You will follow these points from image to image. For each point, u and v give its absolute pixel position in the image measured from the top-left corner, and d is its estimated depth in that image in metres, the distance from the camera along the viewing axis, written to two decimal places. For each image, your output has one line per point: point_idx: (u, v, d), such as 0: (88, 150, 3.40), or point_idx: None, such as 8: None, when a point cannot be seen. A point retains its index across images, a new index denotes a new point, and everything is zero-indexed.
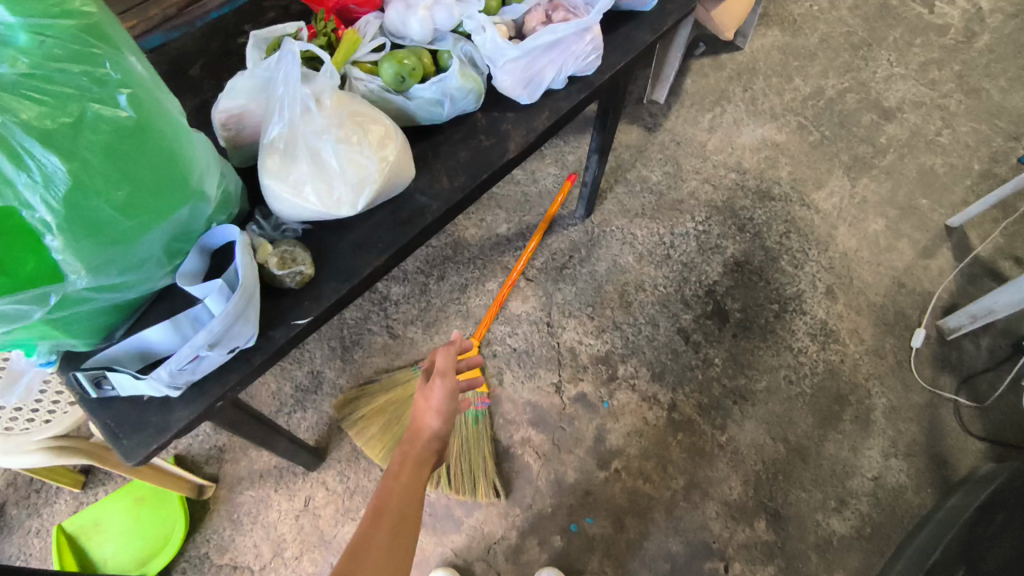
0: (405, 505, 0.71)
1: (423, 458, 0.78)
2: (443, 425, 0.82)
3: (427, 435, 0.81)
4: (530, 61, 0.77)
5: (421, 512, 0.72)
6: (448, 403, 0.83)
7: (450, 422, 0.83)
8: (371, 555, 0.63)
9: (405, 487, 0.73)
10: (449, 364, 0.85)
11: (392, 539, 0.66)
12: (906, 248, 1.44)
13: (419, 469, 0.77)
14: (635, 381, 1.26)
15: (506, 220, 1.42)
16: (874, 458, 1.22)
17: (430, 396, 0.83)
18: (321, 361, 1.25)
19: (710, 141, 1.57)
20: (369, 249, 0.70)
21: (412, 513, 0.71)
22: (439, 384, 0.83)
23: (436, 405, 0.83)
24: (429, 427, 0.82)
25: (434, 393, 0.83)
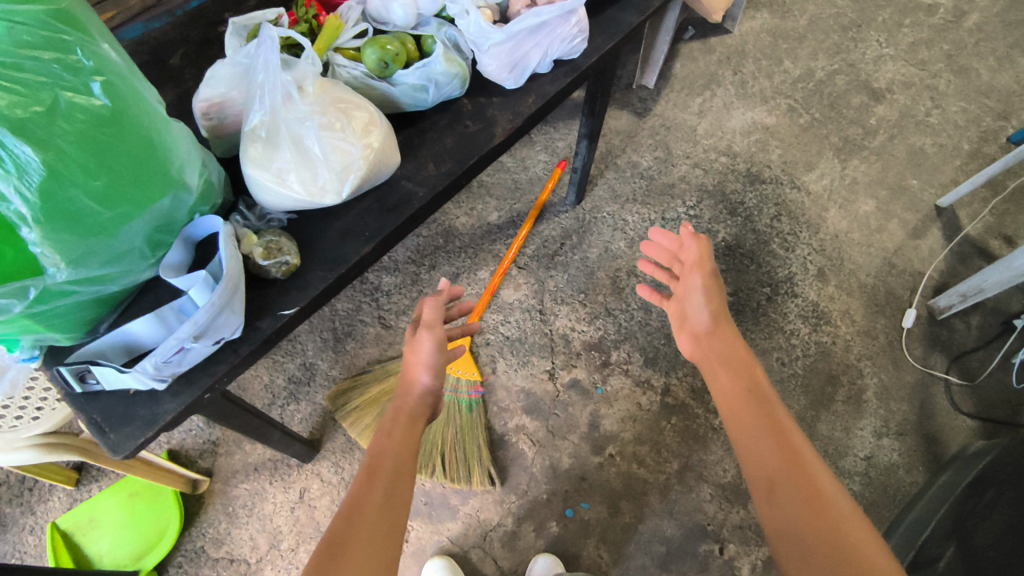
0: (398, 463, 0.71)
1: (415, 414, 0.79)
2: (434, 379, 0.82)
3: (418, 390, 0.81)
4: (515, 44, 0.76)
5: (415, 466, 0.72)
6: (438, 357, 0.83)
7: (441, 375, 0.84)
8: (366, 511, 0.64)
9: (398, 444, 0.73)
10: (436, 317, 0.86)
11: (387, 495, 0.66)
12: (896, 229, 1.45)
13: (411, 424, 0.77)
14: (629, 367, 1.27)
15: (497, 208, 1.42)
16: (866, 438, 1.23)
17: (420, 351, 0.83)
18: (314, 353, 1.25)
19: (700, 125, 1.57)
20: (356, 237, 0.69)
21: (406, 470, 0.71)
22: (427, 337, 0.83)
23: (425, 359, 0.83)
24: (420, 382, 0.82)
25: (423, 347, 0.83)
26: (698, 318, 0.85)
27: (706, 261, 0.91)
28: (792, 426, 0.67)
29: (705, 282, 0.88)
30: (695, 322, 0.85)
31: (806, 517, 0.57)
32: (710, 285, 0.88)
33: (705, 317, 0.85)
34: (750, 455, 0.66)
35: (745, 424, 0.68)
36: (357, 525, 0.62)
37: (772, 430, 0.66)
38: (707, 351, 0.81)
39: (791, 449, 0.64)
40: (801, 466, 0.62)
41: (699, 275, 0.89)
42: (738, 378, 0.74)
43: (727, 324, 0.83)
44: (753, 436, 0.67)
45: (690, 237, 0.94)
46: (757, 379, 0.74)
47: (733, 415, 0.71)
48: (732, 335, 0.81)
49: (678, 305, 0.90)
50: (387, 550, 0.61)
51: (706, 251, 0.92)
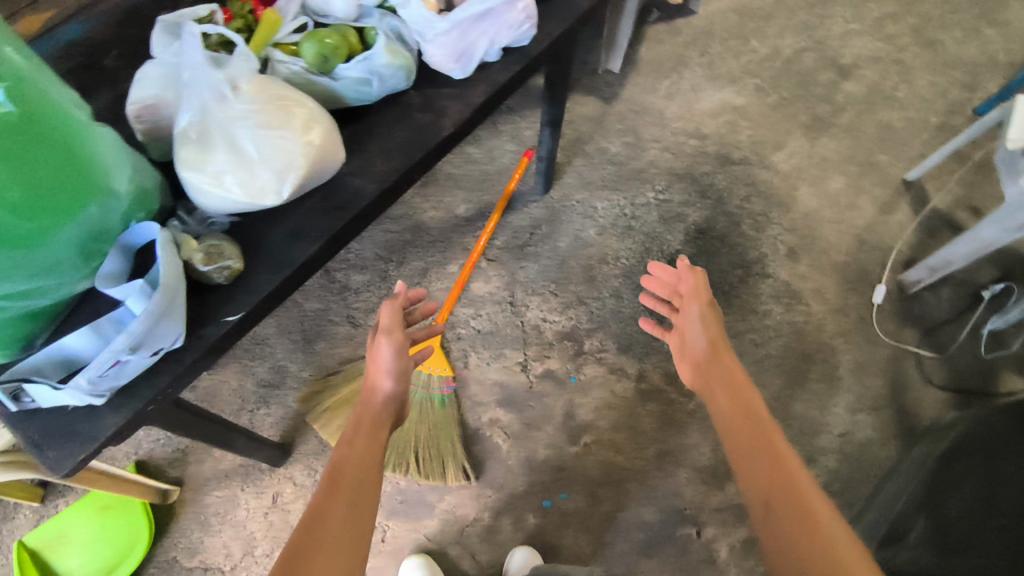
0: (362, 471, 0.70)
1: (379, 419, 0.79)
2: (397, 384, 0.84)
3: (382, 395, 0.83)
4: (460, 34, 0.74)
5: (379, 473, 0.72)
6: (399, 361, 0.86)
7: (403, 380, 0.85)
8: (330, 523, 0.63)
9: (361, 452, 0.72)
10: (394, 322, 0.89)
11: (351, 505, 0.65)
12: (866, 205, 1.45)
13: (375, 433, 0.77)
14: (602, 355, 1.26)
15: (465, 200, 1.40)
16: (841, 414, 1.23)
17: (379, 358, 0.85)
18: (283, 355, 1.23)
19: (669, 108, 1.55)
20: (303, 237, 0.67)
21: (370, 478, 0.70)
22: (387, 343, 0.86)
23: (386, 364, 0.85)
24: (383, 387, 0.83)
25: (382, 353, 0.85)
26: (696, 344, 0.93)
27: (701, 291, 0.98)
28: (788, 449, 0.70)
29: (702, 312, 0.96)
30: (695, 349, 0.92)
31: (799, 535, 0.60)
32: (708, 315, 0.95)
33: (703, 345, 0.92)
34: (747, 472, 0.70)
35: (743, 449, 0.72)
36: (319, 538, 0.61)
37: (766, 449, 0.70)
38: (707, 378, 0.87)
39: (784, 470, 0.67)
40: (791, 481, 0.66)
41: (695, 305, 0.97)
42: (736, 401, 0.79)
43: (724, 350, 0.89)
44: (751, 459, 0.70)
45: (687, 271, 1.01)
46: (755, 404, 0.78)
47: (734, 440, 0.75)
48: (730, 363, 0.87)
49: (678, 334, 0.97)
50: (353, 563, 0.60)
51: (704, 285, 0.99)
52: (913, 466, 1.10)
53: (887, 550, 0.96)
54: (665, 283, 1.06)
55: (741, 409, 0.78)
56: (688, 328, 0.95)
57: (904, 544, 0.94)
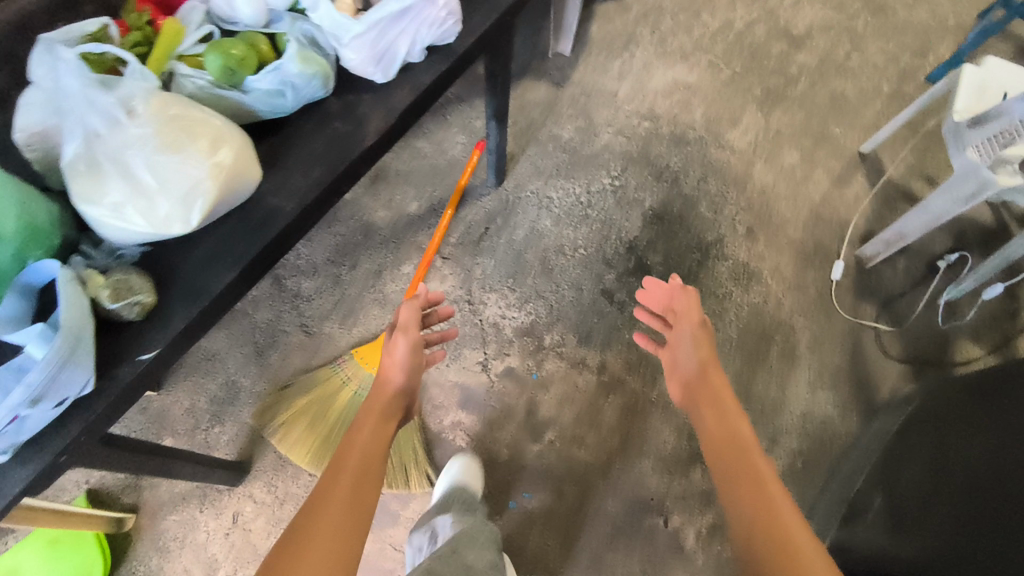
0: (367, 458, 0.73)
1: (391, 410, 0.83)
2: (408, 379, 0.88)
3: (393, 388, 0.87)
4: (378, 33, 0.70)
5: (383, 463, 0.75)
6: (412, 359, 0.90)
7: (414, 378, 0.90)
8: (330, 504, 0.65)
9: (368, 439, 0.76)
10: (412, 321, 0.94)
11: (351, 491, 0.68)
12: (821, 178, 1.44)
13: (380, 427, 0.80)
14: (563, 349, 1.24)
15: (416, 197, 1.37)
16: (802, 393, 1.23)
17: (395, 352, 0.90)
18: (235, 370, 1.19)
19: (620, 90, 1.52)
20: (219, 263, 0.64)
21: (373, 466, 0.73)
22: (402, 340, 0.90)
23: (399, 360, 0.89)
24: (394, 381, 0.87)
25: (397, 349, 0.90)
26: (686, 365, 0.97)
27: (694, 311, 1.02)
28: (772, 473, 0.74)
29: (694, 334, 0.99)
30: (685, 370, 0.96)
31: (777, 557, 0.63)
32: (699, 336, 0.98)
33: (694, 366, 0.95)
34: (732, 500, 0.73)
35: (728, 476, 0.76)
36: (319, 515, 0.64)
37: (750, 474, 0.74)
38: (696, 399, 0.91)
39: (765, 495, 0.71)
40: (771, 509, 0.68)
41: (688, 325, 1.00)
42: (723, 425, 0.83)
43: (713, 373, 0.93)
44: (733, 487, 0.75)
45: (680, 290, 1.05)
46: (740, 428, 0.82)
47: (720, 466, 0.79)
48: (719, 386, 0.90)
49: (670, 353, 1.01)
50: (349, 543, 0.63)
51: (696, 305, 1.03)
52: (873, 443, 1.12)
53: (848, 529, 0.98)
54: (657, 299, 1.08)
55: (727, 433, 0.82)
56: (678, 349, 0.99)
57: (861, 523, 0.96)
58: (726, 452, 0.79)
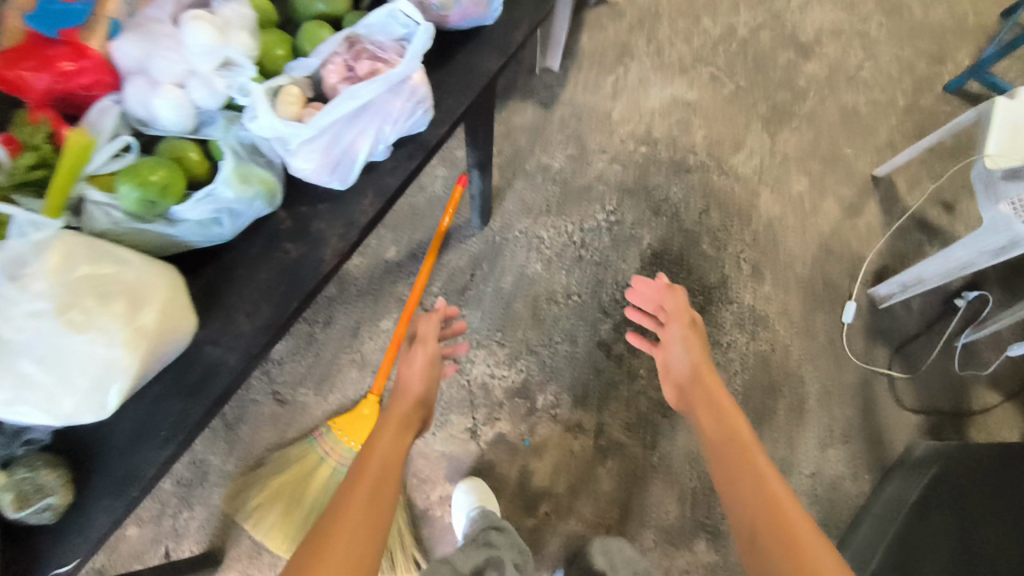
0: (384, 466, 0.75)
1: (406, 421, 0.86)
2: (428, 388, 0.92)
3: (415, 396, 0.89)
4: (333, 136, 0.59)
5: (400, 470, 0.77)
6: (430, 370, 0.94)
7: (432, 387, 0.93)
8: (351, 507, 0.68)
9: (386, 448, 0.78)
10: (429, 332, 0.96)
11: (371, 495, 0.70)
12: (831, 207, 1.33)
13: (398, 437, 0.82)
14: (557, 411, 1.16)
15: (394, 241, 1.25)
16: (810, 451, 1.16)
17: (415, 363, 0.93)
18: (202, 447, 1.09)
19: (615, 110, 1.39)
20: (147, 441, 0.53)
21: (391, 475, 0.75)
22: (422, 351, 0.94)
23: (419, 370, 0.93)
24: (417, 387, 0.90)
25: (416, 360, 0.93)
26: (680, 368, 0.93)
27: (684, 311, 0.99)
28: (771, 470, 0.73)
29: (684, 335, 0.96)
30: (679, 373, 0.93)
31: (781, 551, 0.63)
32: (691, 337, 0.96)
33: (686, 368, 0.92)
34: (732, 504, 0.72)
35: (726, 475, 0.75)
36: (341, 519, 0.66)
37: (748, 472, 0.73)
38: (692, 403, 0.87)
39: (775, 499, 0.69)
40: (775, 508, 0.68)
41: (678, 326, 0.97)
42: (719, 427, 0.81)
43: (707, 373, 0.90)
44: (733, 487, 0.73)
45: (672, 291, 1.02)
46: (737, 429, 0.80)
47: (718, 466, 0.77)
48: (713, 386, 0.88)
49: (662, 355, 0.98)
50: (368, 550, 0.64)
51: (687, 307, 1.00)
52: (887, 508, 1.06)
53: None
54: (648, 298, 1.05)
55: (724, 434, 0.80)
56: (670, 352, 0.96)
57: None
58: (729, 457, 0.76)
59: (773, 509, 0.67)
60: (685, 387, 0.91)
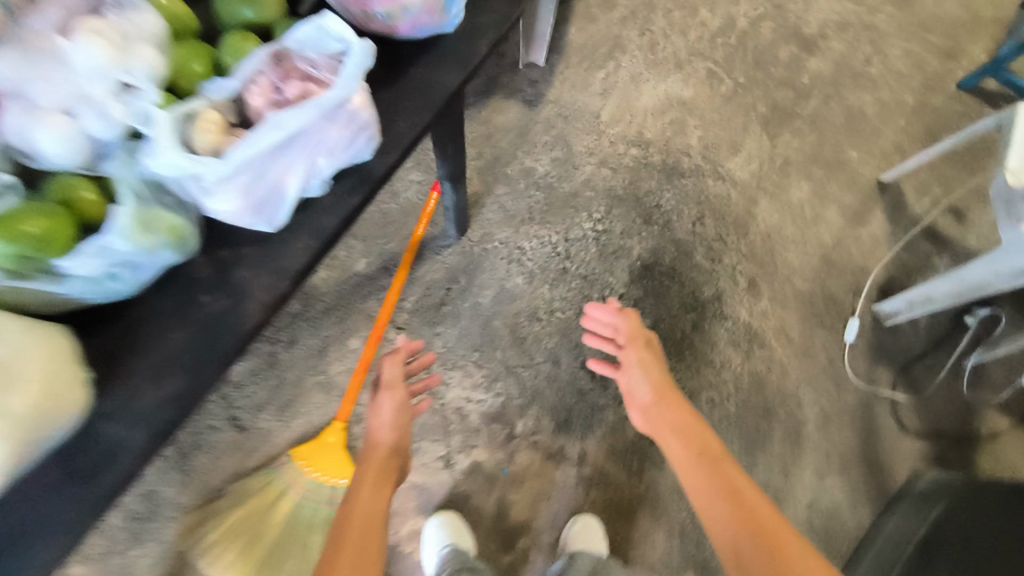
0: (365, 530, 0.68)
1: (386, 473, 0.76)
2: (398, 436, 0.81)
3: (385, 448, 0.79)
4: (258, 176, 0.51)
5: (384, 529, 0.70)
6: (400, 418, 0.84)
7: (405, 436, 0.83)
8: None
9: (367, 505, 0.70)
10: (394, 377, 0.88)
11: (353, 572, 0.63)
12: (834, 216, 1.24)
13: (376, 488, 0.73)
14: (538, 437, 1.08)
15: (365, 253, 1.16)
16: (807, 481, 1.07)
17: (382, 414, 0.83)
18: (155, 479, 1.01)
19: (604, 109, 1.29)
20: (29, 540, 0.45)
21: (375, 538, 0.67)
22: (388, 399, 0.85)
23: (387, 419, 0.83)
24: (386, 440, 0.80)
25: (384, 410, 0.84)
26: (642, 395, 0.83)
27: (639, 334, 0.90)
28: (748, 484, 0.68)
29: (642, 358, 0.87)
30: (640, 397, 0.83)
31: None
32: (648, 360, 0.87)
33: (648, 394, 0.83)
34: (714, 525, 0.66)
35: (701, 492, 0.69)
36: None
37: (725, 491, 0.67)
38: (659, 427, 0.79)
39: (763, 520, 0.64)
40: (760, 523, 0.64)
41: (636, 352, 0.88)
42: (688, 444, 0.74)
43: (670, 393, 0.82)
44: (715, 505, 0.67)
45: (627, 314, 0.93)
46: (708, 443, 0.74)
47: (692, 485, 0.70)
48: (681, 405, 0.80)
49: (623, 384, 0.88)
50: None
51: (642, 329, 0.92)
52: (889, 544, 0.95)
53: None
54: (602, 325, 0.94)
55: (694, 449, 0.73)
56: (631, 377, 0.86)
57: None
58: (705, 476, 0.70)
59: (763, 526, 0.63)
60: (649, 413, 0.81)
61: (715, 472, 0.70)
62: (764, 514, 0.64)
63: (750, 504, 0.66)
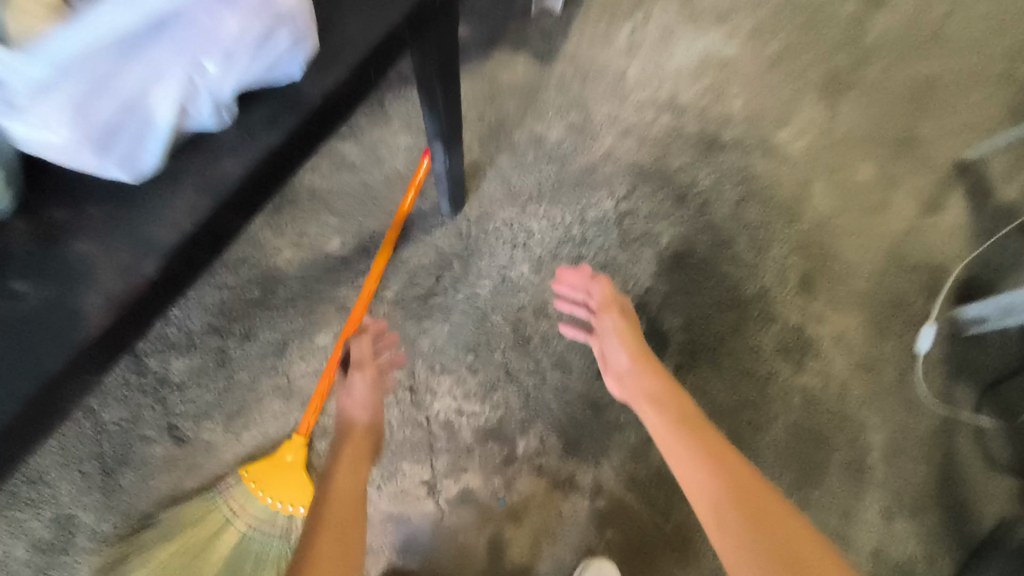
0: (350, 512, 0.58)
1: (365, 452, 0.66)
2: (375, 416, 0.70)
3: (363, 427, 0.68)
4: (100, 87, 0.36)
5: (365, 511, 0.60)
6: (374, 398, 0.71)
7: (381, 415, 0.71)
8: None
9: (348, 489, 0.60)
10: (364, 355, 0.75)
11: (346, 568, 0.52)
12: (905, 202, 1.03)
13: (354, 466, 0.63)
14: (542, 461, 0.89)
15: (339, 230, 0.96)
16: (870, 524, 0.89)
17: (354, 393, 0.71)
18: (71, 500, 0.84)
19: (630, 66, 1.08)
20: None
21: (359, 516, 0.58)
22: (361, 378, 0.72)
23: (359, 401, 0.70)
24: (362, 420, 0.69)
25: (354, 387, 0.71)
26: (619, 361, 0.77)
27: (618, 300, 0.83)
28: (725, 445, 0.64)
29: (618, 325, 0.80)
30: (617, 363, 0.78)
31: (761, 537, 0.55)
32: (625, 326, 0.80)
33: (626, 359, 0.77)
34: (691, 485, 0.62)
35: (677, 450, 0.64)
36: None
37: (707, 452, 0.63)
38: (638, 393, 0.73)
39: (740, 475, 0.61)
40: (741, 483, 0.60)
41: (613, 318, 0.81)
42: (666, 408, 0.69)
43: (649, 360, 0.76)
44: (693, 465, 0.62)
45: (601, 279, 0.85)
46: (685, 406, 0.69)
47: (669, 446, 0.65)
48: (660, 371, 0.74)
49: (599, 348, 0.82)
50: None
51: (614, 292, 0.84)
52: None
53: None
54: (573, 290, 0.86)
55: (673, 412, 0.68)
56: (607, 343, 0.80)
57: None
58: (679, 433, 0.65)
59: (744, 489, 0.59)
60: (628, 378, 0.75)
61: (692, 430, 0.65)
62: (741, 471, 0.61)
63: (729, 461, 0.62)
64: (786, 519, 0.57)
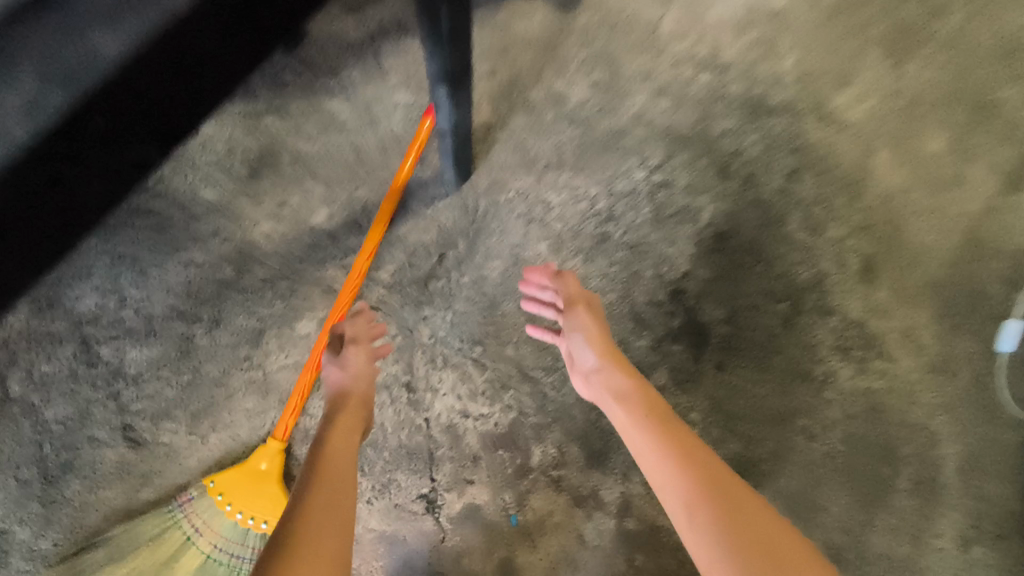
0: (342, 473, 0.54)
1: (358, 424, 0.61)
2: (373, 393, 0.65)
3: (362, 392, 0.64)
4: None
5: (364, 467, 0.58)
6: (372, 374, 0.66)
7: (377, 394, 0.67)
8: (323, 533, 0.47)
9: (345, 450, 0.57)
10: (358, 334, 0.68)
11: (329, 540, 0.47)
12: (985, 176, 0.88)
13: (346, 430, 0.59)
14: (560, 473, 0.76)
15: (326, 200, 0.81)
16: (942, 550, 0.78)
17: (352, 365, 0.65)
18: (9, 510, 0.72)
19: (665, 16, 0.93)
20: None
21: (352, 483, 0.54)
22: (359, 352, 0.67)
23: (344, 373, 0.65)
24: (362, 391, 0.64)
25: (348, 364, 0.66)
26: (585, 361, 0.66)
27: (587, 293, 0.71)
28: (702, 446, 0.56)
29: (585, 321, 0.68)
30: (583, 364, 0.66)
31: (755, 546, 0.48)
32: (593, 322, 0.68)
33: (592, 359, 0.65)
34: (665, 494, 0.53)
35: (652, 456, 0.56)
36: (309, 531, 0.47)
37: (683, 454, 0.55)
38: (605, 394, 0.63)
39: (719, 477, 0.53)
40: (728, 493, 0.51)
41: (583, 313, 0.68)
42: (633, 408, 0.60)
43: (620, 357, 0.65)
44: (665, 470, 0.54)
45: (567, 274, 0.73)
46: (656, 405, 0.60)
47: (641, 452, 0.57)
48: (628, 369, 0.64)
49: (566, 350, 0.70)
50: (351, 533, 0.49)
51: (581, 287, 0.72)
52: None
53: None
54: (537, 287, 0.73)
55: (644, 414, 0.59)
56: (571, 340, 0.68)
57: None
58: (650, 437, 0.57)
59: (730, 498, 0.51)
60: (598, 382, 0.64)
61: (667, 436, 0.56)
62: (719, 472, 0.53)
63: (712, 473, 0.53)
64: (776, 528, 0.49)
